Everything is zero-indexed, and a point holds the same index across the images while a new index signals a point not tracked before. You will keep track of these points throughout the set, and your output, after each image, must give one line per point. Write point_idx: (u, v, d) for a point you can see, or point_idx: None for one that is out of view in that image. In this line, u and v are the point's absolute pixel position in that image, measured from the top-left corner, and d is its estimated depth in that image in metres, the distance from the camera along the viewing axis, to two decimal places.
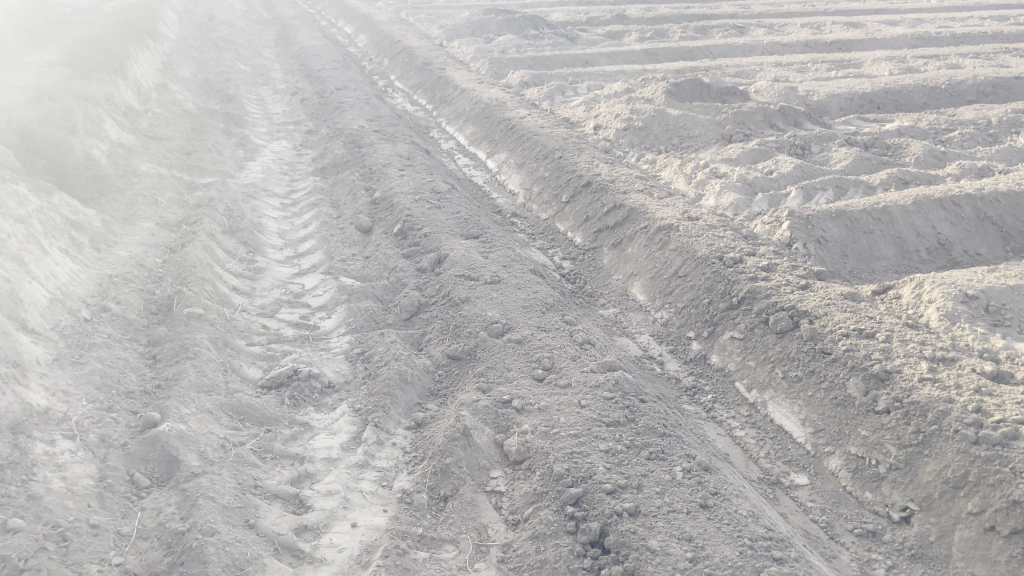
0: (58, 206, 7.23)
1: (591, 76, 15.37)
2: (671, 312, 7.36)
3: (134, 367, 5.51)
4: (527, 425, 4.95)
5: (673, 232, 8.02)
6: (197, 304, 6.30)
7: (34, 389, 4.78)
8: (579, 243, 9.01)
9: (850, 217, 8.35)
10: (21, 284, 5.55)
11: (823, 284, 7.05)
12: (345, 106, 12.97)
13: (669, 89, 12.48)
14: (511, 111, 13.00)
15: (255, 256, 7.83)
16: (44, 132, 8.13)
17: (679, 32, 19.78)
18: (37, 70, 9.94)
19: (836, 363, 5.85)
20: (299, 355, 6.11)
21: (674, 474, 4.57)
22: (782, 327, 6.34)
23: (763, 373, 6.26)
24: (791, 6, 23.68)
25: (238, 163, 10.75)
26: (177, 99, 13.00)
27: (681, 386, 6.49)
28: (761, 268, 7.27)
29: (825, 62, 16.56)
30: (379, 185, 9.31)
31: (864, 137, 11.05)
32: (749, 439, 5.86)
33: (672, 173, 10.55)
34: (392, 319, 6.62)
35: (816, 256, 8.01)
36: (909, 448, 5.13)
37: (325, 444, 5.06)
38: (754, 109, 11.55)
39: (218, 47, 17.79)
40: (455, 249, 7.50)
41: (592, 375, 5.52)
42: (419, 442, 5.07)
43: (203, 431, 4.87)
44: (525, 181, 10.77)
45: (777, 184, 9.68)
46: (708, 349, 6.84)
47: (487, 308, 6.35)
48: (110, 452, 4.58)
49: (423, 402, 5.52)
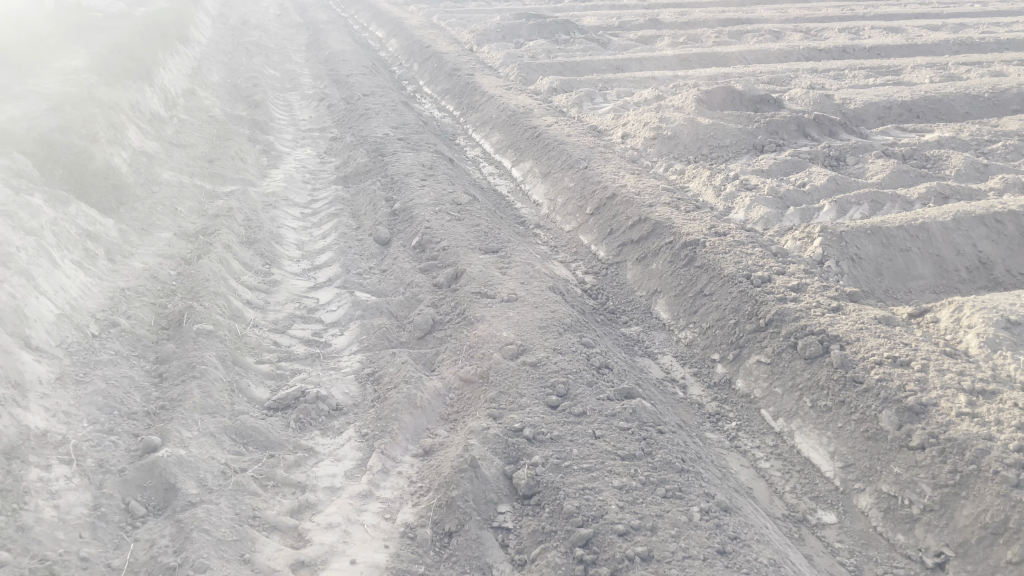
0: (74, 216, 7.15)
1: (621, 82, 15.10)
2: (695, 333, 7.09)
3: (139, 386, 5.39)
4: (538, 456, 4.72)
5: (699, 249, 7.74)
6: (207, 319, 6.17)
7: (33, 411, 4.66)
8: (602, 257, 8.77)
9: (886, 233, 8.01)
10: (27, 299, 5.44)
11: (856, 306, 6.73)
12: (371, 113, 12.86)
13: (700, 97, 12.20)
14: (538, 119, 12.79)
15: (272, 269, 7.72)
16: (65, 140, 8.07)
17: (714, 37, 19.43)
18: (62, 77, 9.92)
19: (868, 394, 5.55)
20: (308, 374, 5.96)
21: (691, 516, 4.33)
22: (812, 352, 6.04)
23: (791, 401, 5.97)
24: (830, 10, 23.21)
25: (261, 171, 10.67)
26: (205, 104, 12.98)
27: (704, 412, 6.22)
28: (791, 288, 6.97)
29: (863, 69, 16.13)
30: (400, 196, 9.15)
31: (902, 149, 10.67)
32: (775, 472, 5.59)
33: (701, 184, 10.25)
34: (406, 337, 6.44)
35: (849, 275, 7.69)
36: (945, 488, 4.84)
37: (329, 471, 4.89)
38: (787, 119, 11.33)
39: (249, 52, 17.81)
40: (473, 264, 7.31)
41: (608, 403, 5.29)
42: (426, 471, 4.88)
43: (204, 456, 4.73)
44: (549, 191, 10.55)
45: (811, 198, 9.35)
46: (732, 373, 6.55)
47: (501, 328, 6.15)
48: (107, 478, 4.45)
49: (432, 428, 5.33)
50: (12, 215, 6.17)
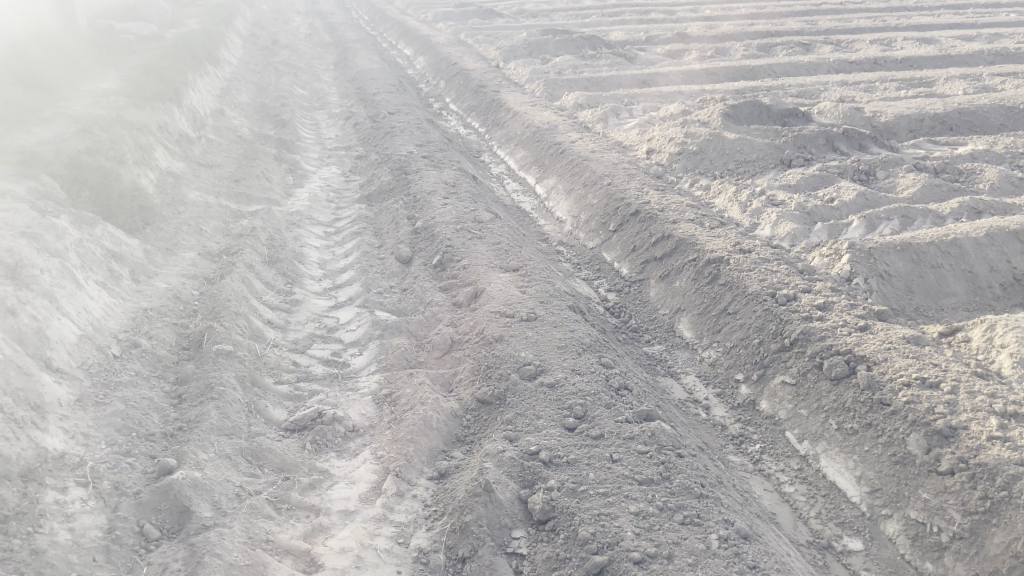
0: (100, 237, 7.24)
1: (647, 97, 15.03)
2: (719, 352, 6.96)
3: (158, 408, 5.42)
4: (554, 480, 4.64)
5: (723, 267, 7.63)
6: (227, 340, 6.19)
7: (52, 433, 4.69)
8: (625, 274, 8.69)
9: (916, 250, 7.83)
10: (49, 321, 5.50)
11: (884, 326, 6.57)
12: (396, 131, 12.93)
13: (727, 111, 12.08)
14: (562, 135, 12.76)
15: (293, 288, 7.76)
16: (93, 163, 8.20)
17: (742, 50, 19.28)
18: (92, 101, 10.09)
19: (896, 417, 5.41)
20: (325, 396, 5.95)
21: (709, 543, 4.22)
22: (837, 373, 5.90)
23: (816, 424, 5.83)
24: (860, 21, 22.97)
25: (286, 190, 10.76)
26: (233, 124, 13.14)
27: (727, 434, 6.10)
28: (817, 306, 6.83)
29: (895, 81, 15.90)
30: (422, 215, 9.16)
31: (933, 162, 10.46)
32: (799, 497, 5.45)
33: (727, 200, 10.13)
34: (423, 358, 6.42)
35: (878, 292, 7.52)
36: (975, 515, 4.68)
37: (344, 494, 4.87)
38: (816, 133, 11.18)
39: (279, 72, 18.03)
40: (493, 282, 7.27)
41: (627, 425, 5.20)
42: (441, 495, 4.84)
43: (219, 478, 4.73)
44: (573, 208, 10.50)
45: (839, 214, 9.19)
46: (757, 394, 6.42)
47: (521, 348, 6.08)
48: (122, 501, 4.46)
49: (448, 450, 5.29)
50: (38, 238, 6.26)
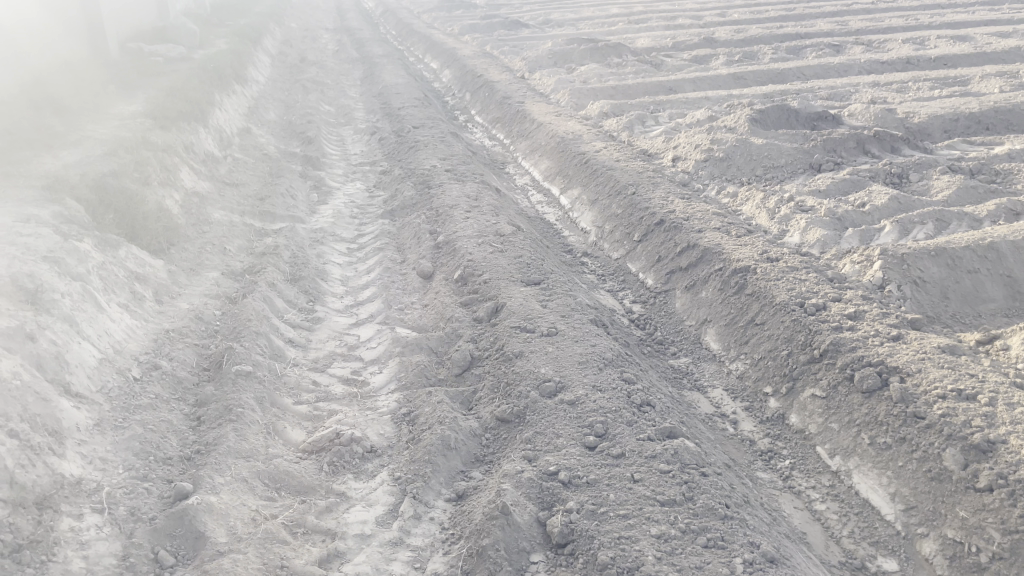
0: (124, 259, 7.28)
1: (674, 104, 14.86)
2: (746, 364, 6.78)
3: (177, 430, 5.40)
4: (573, 502, 4.52)
5: (750, 276, 7.46)
6: (246, 360, 6.18)
7: (69, 458, 4.68)
8: (650, 285, 8.54)
9: (951, 255, 7.60)
10: (69, 345, 5.51)
11: (918, 335, 6.35)
12: (420, 145, 12.92)
13: (754, 117, 11.90)
14: (587, 144, 12.64)
15: (315, 305, 7.74)
16: (118, 185, 8.28)
17: (770, 53, 19.03)
18: (118, 124, 10.21)
19: (930, 430, 5.20)
20: (344, 415, 5.89)
21: (733, 568, 4.06)
22: (868, 386, 5.71)
23: (848, 439, 5.63)
24: (893, 20, 22.59)
25: (310, 207, 10.78)
26: (260, 142, 13.23)
27: (755, 450, 5.92)
28: (847, 315, 6.63)
29: (928, 80, 15.57)
30: (444, 229, 9.11)
31: (968, 163, 10.22)
32: (831, 515, 5.25)
33: (754, 207, 9.91)
34: (443, 375, 6.34)
35: (913, 299, 7.29)
36: (1016, 535, 4.46)
37: (360, 518, 4.80)
38: (846, 136, 10.96)
39: (306, 89, 18.15)
40: (514, 297, 7.18)
41: (649, 442, 5.05)
42: (458, 517, 4.74)
43: (234, 502, 4.68)
44: (597, 218, 10.38)
45: (870, 219, 8.98)
46: (786, 407, 6.22)
47: (541, 364, 5.99)
48: (138, 527, 4.43)
49: (467, 470, 5.20)
50: (60, 262, 6.30)
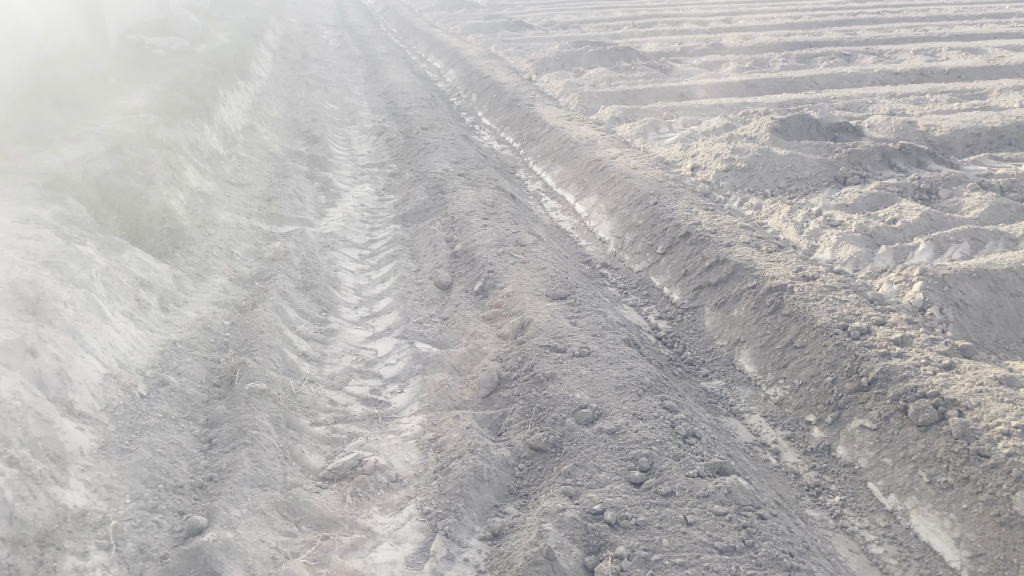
0: (128, 263, 6.87)
1: (687, 110, 14.50)
2: (786, 389, 6.45)
3: (188, 454, 5.01)
4: (623, 547, 4.16)
5: (786, 295, 7.12)
6: (260, 376, 5.79)
7: (72, 487, 4.27)
8: (676, 300, 8.20)
9: (994, 277, 7.28)
10: (72, 360, 5.10)
11: (970, 363, 6.02)
12: (431, 147, 12.52)
13: (775, 126, 11.60)
14: (601, 150, 12.29)
15: (328, 316, 7.36)
16: (121, 184, 7.88)
17: (782, 61, 18.72)
18: (120, 120, 9.80)
19: (997, 471, 4.87)
20: (365, 440, 5.52)
21: None
22: (925, 419, 5.38)
23: (903, 476, 5.29)
24: (901, 31, 22.33)
25: (318, 210, 10.41)
26: (265, 140, 12.81)
27: (802, 484, 5.59)
28: (894, 340, 6.30)
29: (946, 93, 15.29)
30: (461, 237, 8.73)
31: (999, 180, 9.92)
32: (890, 559, 4.91)
33: (780, 221, 9.60)
34: (468, 397, 5.96)
35: (956, 323, 6.94)
36: None
37: (388, 558, 4.43)
38: (871, 148, 10.57)
39: (309, 86, 17.68)
40: (541, 312, 6.81)
41: (699, 480, 4.70)
42: (496, 559, 4.37)
43: (252, 538, 4.29)
44: (616, 228, 10.01)
45: (903, 235, 8.65)
46: (832, 438, 5.89)
47: (576, 388, 5.62)
48: (148, 566, 4.04)
49: (501, 505, 4.84)
50: (62, 267, 5.90)
